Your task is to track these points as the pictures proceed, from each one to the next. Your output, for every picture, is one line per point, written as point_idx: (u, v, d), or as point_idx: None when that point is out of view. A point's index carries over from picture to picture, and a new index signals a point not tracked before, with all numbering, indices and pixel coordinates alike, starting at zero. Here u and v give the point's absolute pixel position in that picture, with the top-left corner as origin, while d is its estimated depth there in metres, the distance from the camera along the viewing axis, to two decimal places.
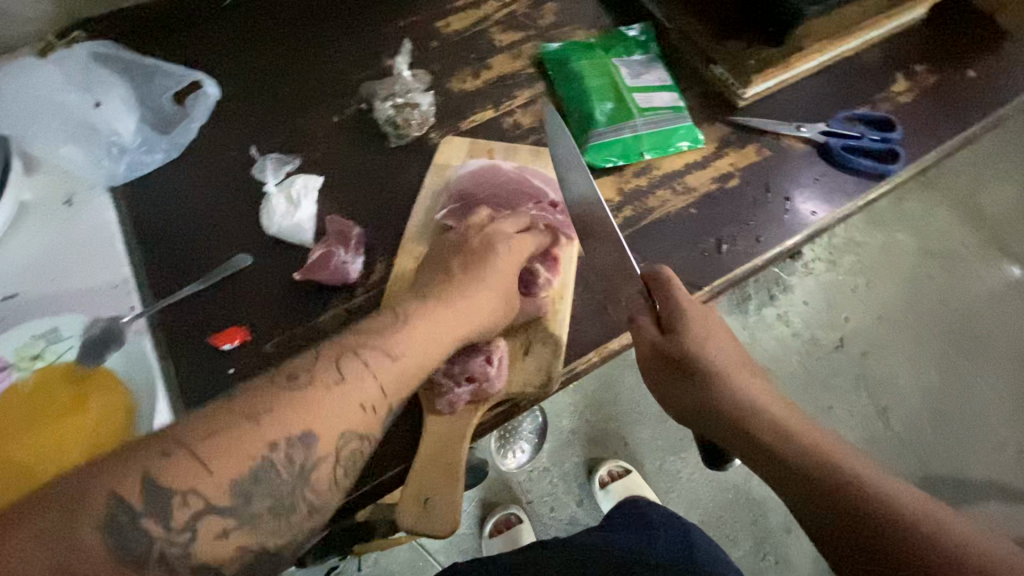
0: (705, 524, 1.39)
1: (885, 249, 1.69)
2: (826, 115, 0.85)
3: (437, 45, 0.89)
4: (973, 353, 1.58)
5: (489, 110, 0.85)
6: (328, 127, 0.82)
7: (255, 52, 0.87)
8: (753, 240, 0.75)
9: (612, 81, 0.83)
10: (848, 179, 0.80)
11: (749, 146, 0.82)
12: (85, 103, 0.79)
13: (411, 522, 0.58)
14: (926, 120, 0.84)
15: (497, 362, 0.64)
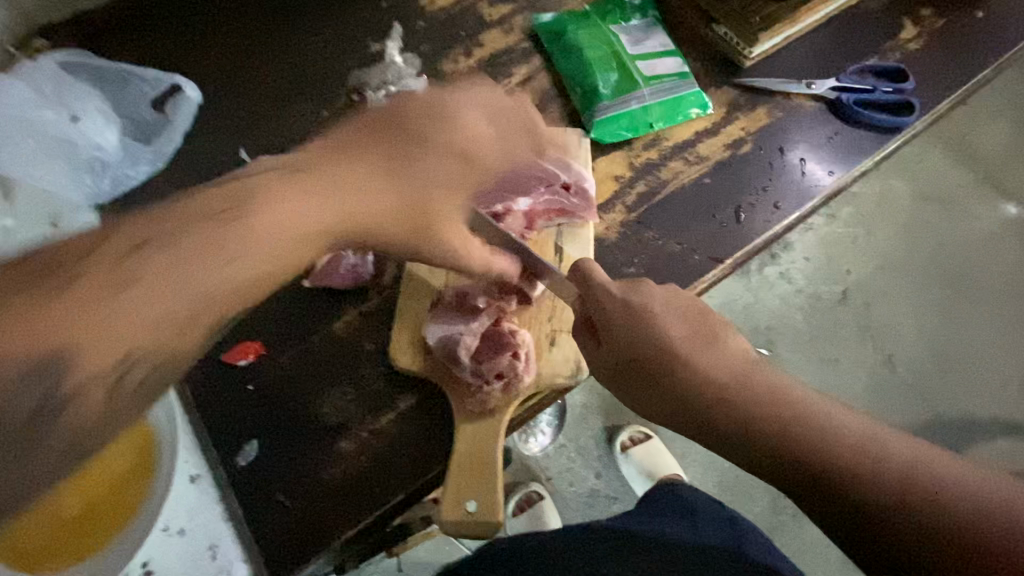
0: (723, 485, 1.41)
1: (884, 198, 1.68)
2: (835, 69, 0.82)
3: (424, 25, 0.84)
4: (974, 294, 1.59)
5: (486, 91, 0.81)
6: (319, 122, 0.78)
7: (233, 47, 0.82)
8: (772, 207, 0.73)
9: (612, 50, 0.79)
10: (862, 135, 0.78)
11: (758, 107, 0.79)
12: (59, 118, 0.73)
13: (453, 524, 0.57)
14: (936, 66, 0.81)
15: (524, 357, 0.63)
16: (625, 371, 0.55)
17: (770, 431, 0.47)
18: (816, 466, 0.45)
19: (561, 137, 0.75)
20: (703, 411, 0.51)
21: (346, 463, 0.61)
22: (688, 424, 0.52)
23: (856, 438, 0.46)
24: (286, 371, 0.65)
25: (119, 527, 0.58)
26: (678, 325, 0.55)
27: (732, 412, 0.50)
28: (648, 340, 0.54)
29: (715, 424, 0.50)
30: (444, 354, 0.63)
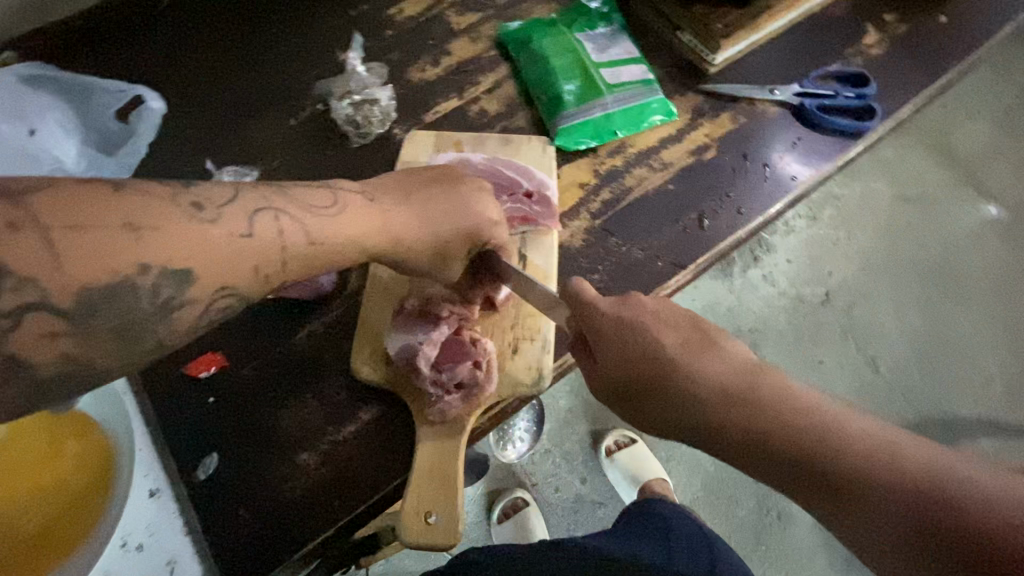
0: (707, 488, 1.41)
1: (863, 200, 1.69)
2: (800, 75, 0.82)
3: (391, 34, 0.84)
4: (953, 295, 1.60)
5: (453, 99, 0.81)
6: (285, 132, 0.78)
7: (199, 57, 0.82)
8: (736, 212, 0.74)
9: (576, 58, 0.79)
10: (826, 140, 0.78)
11: (723, 113, 0.80)
12: (17, 131, 0.72)
13: (413, 536, 0.57)
14: (898, 71, 0.82)
15: (485, 366, 0.62)
16: (622, 384, 0.52)
17: (794, 440, 0.41)
18: (763, 433, 0.42)
19: (525, 146, 0.76)
20: (718, 415, 0.45)
21: (306, 476, 0.61)
22: (660, 410, 0.50)
23: (903, 444, 0.38)
24: (247, 383, 0.65)
25: (73, 546, 0.55)
26: (682, 333, 0.51)
27: (755, 419, 0.43)
28: (638, 346, 0.51)
29: (737, 433, 0.44)
30: (405, 364, 0.63)
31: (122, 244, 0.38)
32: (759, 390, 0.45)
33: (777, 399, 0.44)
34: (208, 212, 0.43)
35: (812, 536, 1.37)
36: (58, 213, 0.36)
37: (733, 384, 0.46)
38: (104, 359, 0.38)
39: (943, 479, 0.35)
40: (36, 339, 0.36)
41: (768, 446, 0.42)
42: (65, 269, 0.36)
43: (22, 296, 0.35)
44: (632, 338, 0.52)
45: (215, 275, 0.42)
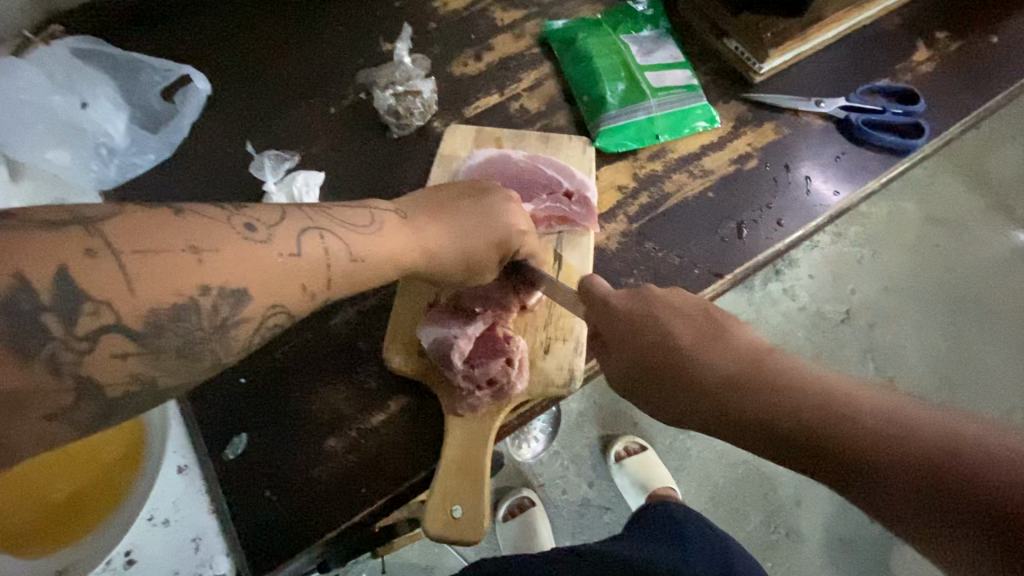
0: (717, 500, 1.39)
1: (892, 218, 1.67)
2: (846, 89, 0.81)
3: (435, 27, 0.84)
4: (978, 321, 1.57)
5: (494, 95, 0.81)
6: (325, 119, 0.78)
7: (243, 41, 0.82)
8: (775, 224, 0.73)
9: (621, 60, 0.79)
10: (870, 156, 0.77)
11: (766, 123, 0.79)
12: (70, 104, 0.73)
13: (438, 530, 0.57)
14: (948, 90, 0.81)
15: (518, 364, 0.62)
16: (632, 371, 0.51)
17: (757, 388, 0.42)
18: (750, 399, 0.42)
19: (566, 144, 0.76)
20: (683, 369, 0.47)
21: (333, 460, 0.61)
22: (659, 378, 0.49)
23: (850, 387, 0.40)
24: (280, 365, 0.65)
25: (100, 517, 0.56)
26: (694, 326, 0.49)
27: (727, 376, 0.45)
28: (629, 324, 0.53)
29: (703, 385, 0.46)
30: (438, 358, 0.63)
31: (187, 267, 0.38)
32: (729, 350, 0.46)
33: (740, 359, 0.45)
34: (259, 232, 0.43)
35: (821, 555, 1.35)
36: (130, 239, 0.37)
37: (685, 339, 0.49)
38: (167, 379, 0.38)
39: (881, 414, 0.37)
40: (108, 360, 0.36)
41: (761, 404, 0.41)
42: (136, 294, 0.36)
43: (101, 319, 0.35)
44: (642, 331, 0.51)
45: (271, 292, 0.42)
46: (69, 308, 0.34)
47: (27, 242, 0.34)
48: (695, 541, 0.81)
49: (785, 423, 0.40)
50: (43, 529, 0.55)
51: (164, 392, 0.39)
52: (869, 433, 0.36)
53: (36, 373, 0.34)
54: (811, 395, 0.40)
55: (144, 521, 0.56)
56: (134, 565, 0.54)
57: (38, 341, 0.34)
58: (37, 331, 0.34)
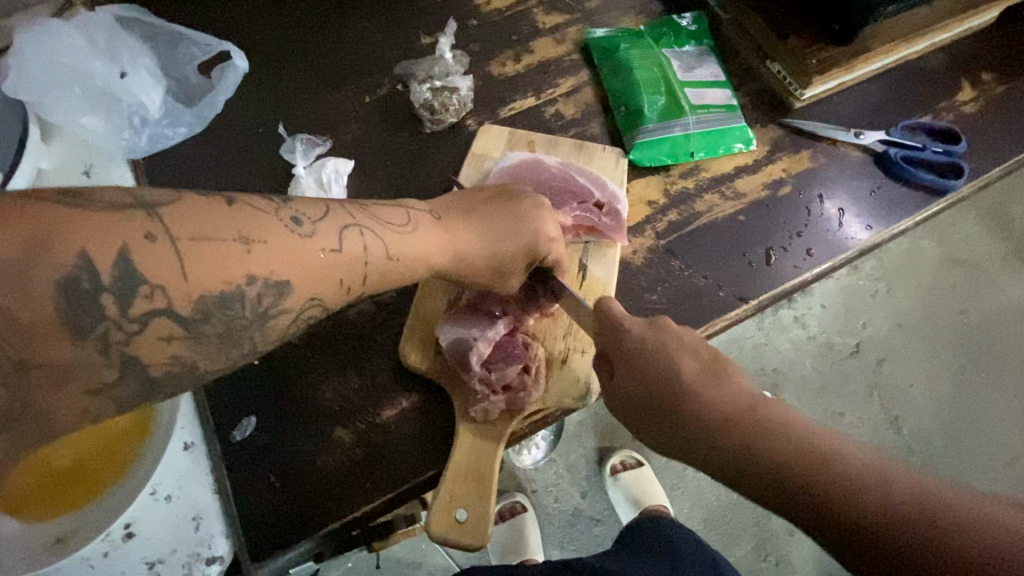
0: (709, 523, 1.38)
1: (911, 256, 1.65)
2: (886, 123, 0.80)
3: (476, 24, 0.84)
4: (990, 367, 1.55)
5: (530, 98, 0.80)
6: (359, 107, 0.78)
7: (283, 22, 0.82)
8: (804, 253, 0.72)
9: (662, 74, 0.78)
10: (905, 192, 0.76)
11: (803, 150, 0.78)
12: (111, 72, 0.72)
13: (440, 532, 0.56)
14: (989, 133, 0.80)
15: (535, 371, 0.61)
16: (600, 363, 0.57)
17: (723, 418, 0.46)
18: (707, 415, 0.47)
19: (599, 154, 0.75)
20: (705, 417, 0.47)
21: (340, 452, 0.60)
22: (631, 389, 0.53)
23: (808, 428, 0.44)
24: (295, 351, 0.64)
25: (102, 486, 0.56)
26: (650, 326, 0.55)
27: (696, 403, 0.48)
28: (616, 334, 0.56)
29: (687, 411, 0.48)
30: (455, 358, 0.62)
31: (234, 257, 0.38)
32: (699, 379, 0.50)
33: (760, 416, 0.46)
34: (305, 225, 0.43)
35: None
36: (187, 219, 0.38)
37: (680, 370, 0.51)
38: (206, 364, 0.39)
39: (824, 449, 0.42)
40: (153, 341, 0.37)
41: (723, 428, 0.46)
42: (186, 280, 0.37)
43: (153, 302, 0.36)
44: (610, 332, 0.57)
45: (310, 282, 0.43)
46: (126, 289, 0.35)
47: (87, 214, 0.35)
48: (691, 563, 0.80)
49: (732, 443, 0.45)
50: (44, 491, 0.55)
51: (204, 372, 0.40)
52: (805, 461, 0.42)
53: (84, 340, 0.35)
54: (772, 430, 0.44)
55: (147, 494, 0.57)
56: (133, 539, 0.56)
57: (93, 319, 0.35)
58: (91, 307, 0.35)
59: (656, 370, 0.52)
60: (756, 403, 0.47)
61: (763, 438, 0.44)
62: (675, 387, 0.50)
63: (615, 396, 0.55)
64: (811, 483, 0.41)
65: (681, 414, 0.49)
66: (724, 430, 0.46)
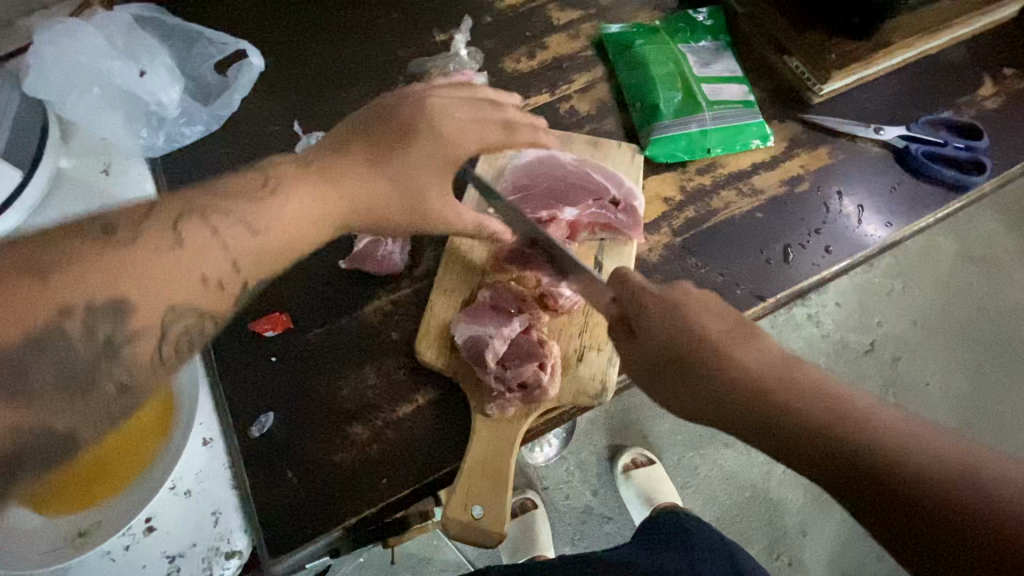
0: (721, 522, 1.38)
1: (928, 253, 1.63)
2: (906, 118, 0.79)
3: (491, 21, 0.83)
4: (1009, 366, 1.53)
5: (544, 94, 0.80)
6: (374, 105, 0.78)
7: (298, 20, 0.82)
8: (822, 250, 0.71)
9: (679, 69, 0.77)
10: (926, 188, 0.75)
11: (821, 146, 0.77)
12: (129, 70, 0.72)
13: (456, 528, 0.57)
14: (1013, 128, 0.78)
15: (550, 369, 0.61)
16: (663, 361, 0.51)
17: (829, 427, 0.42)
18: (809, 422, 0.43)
19: (614, 150, 0.74)
20: (808, 424, 0.43)
21: (356, 448, 0.61)
22: (709, 388, 0.48)
23: (930, 436, 0.40)
24: (312, 348, 0.65)
25: (123, 481, 0.56)
26: (723, 320, 0.51)
27: (795, 410, 0.44)
28: (689, 329, 0.50)
29: (785, 417, 0.44)
30: (471, 355, 0.62)
31: None
32: (792, 380, 0.46)
33: (899, 447, 0.40)
34: None
35: None
36: None
37: (768, 372, 0.47)
38: None
39: (948, 457, 0.39)
40: None
41: (828, 435, 0.42)
42: None
43: None
44: (677, 323, 0.51)
45: None
46: None
47: None
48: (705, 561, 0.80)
49: (841, 452, 0.41)
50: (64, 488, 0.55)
51: None
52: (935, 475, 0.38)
53: None
54: (886, 436, 0.40)
55: (169, 488, 0.57)
56: (155, 532, 0.56)
57: None
58: None
59: (743, 373, 0.47)
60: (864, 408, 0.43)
61: (875, 448, 0.40)
62: (766, 391, 0.46)
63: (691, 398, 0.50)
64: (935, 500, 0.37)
65: (773, 416, 0.45)
66: (832, 440, 0.42)
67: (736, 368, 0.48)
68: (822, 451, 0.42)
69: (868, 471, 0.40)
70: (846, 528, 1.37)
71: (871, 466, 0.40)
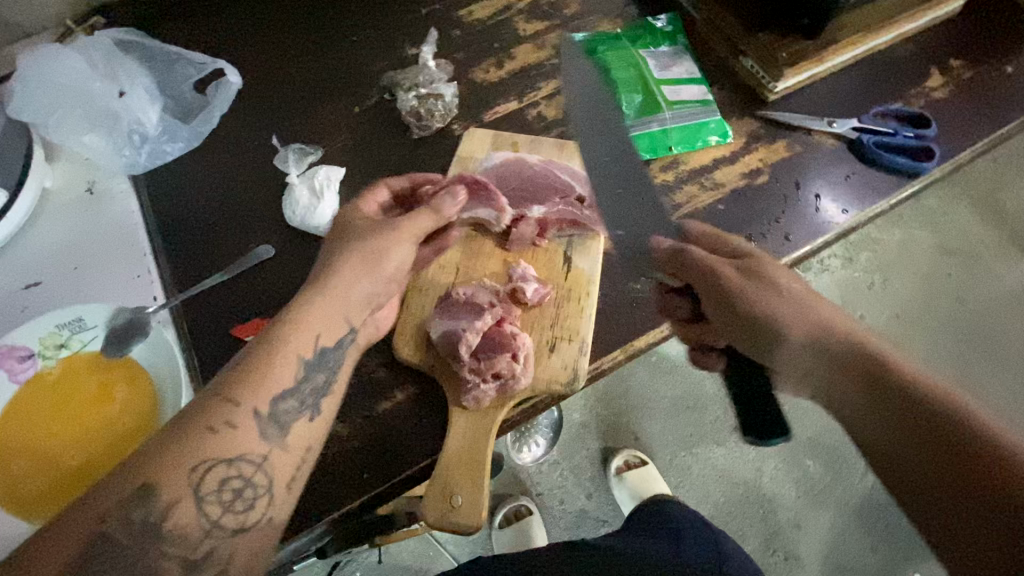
0: (716, 519, 1.39)
1: (904, 246, 1.67)
2: (858, 111, 0.83)
3: (460, 34, 0.87)
4: (989, 353, 1.56)
5: (512, 101, 0.83)
6: (349, 117, 0.81)
7: (274, 40, 0.86)
8: (782, 238, 0.74)
9: (639, 73, 0.82)
10: (880, 177, 0.78)
11: (779, 141, 0.80)
12: (110, 91, 0.76)
13: (435, 518, 0.58)
14: (960, 117, 0.82)
15: (523, 359, 0.64)
16: (722, 311, 0.61)
17: (874, 383, 0.51)
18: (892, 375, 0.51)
19: (580, 152, 0.78)
20: (866, 374, 0.52)
21: (337, 446, 0.62)
22: (761, 337, 0.59)
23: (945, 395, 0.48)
24: None
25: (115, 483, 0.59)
26: (772, 287, 0.60)
27: (867, 367, 0.53)
28: (745, 297, 0.60)
29: (849, 368, 0.54)
30: (446, 350, 0.64)
31: None
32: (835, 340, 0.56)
33: (961, 411, 0.47)
34: None
35: None
36: None
37: (810, 332, 0.57)
38: None
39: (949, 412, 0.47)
40: None
41: (878, 386, 0.51)
42: None
43: None
44: (732, 292, 0.60)
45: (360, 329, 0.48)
46: None
47: None
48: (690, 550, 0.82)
49: (883, 396, 0.50)
50: (60, 491, 0.59)
51: None
52: (937, 419, 0.47)
53: None
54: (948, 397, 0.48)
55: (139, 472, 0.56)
56: None
57: None
58: None
59: (790, 331, 0.57)
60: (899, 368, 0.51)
61: (926, 399, 0.49)
62: (800, 337, 0.57)
63: (742, 339, 0.61)
64: (946, 435, 0.46)
65: (842, 365, 0.54)
66: (879, 386, 0.51)
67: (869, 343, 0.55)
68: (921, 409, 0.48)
69: (944, 432, 0.46)
70: (839, 520, 1.38)
71: (944, 432, 0.46)
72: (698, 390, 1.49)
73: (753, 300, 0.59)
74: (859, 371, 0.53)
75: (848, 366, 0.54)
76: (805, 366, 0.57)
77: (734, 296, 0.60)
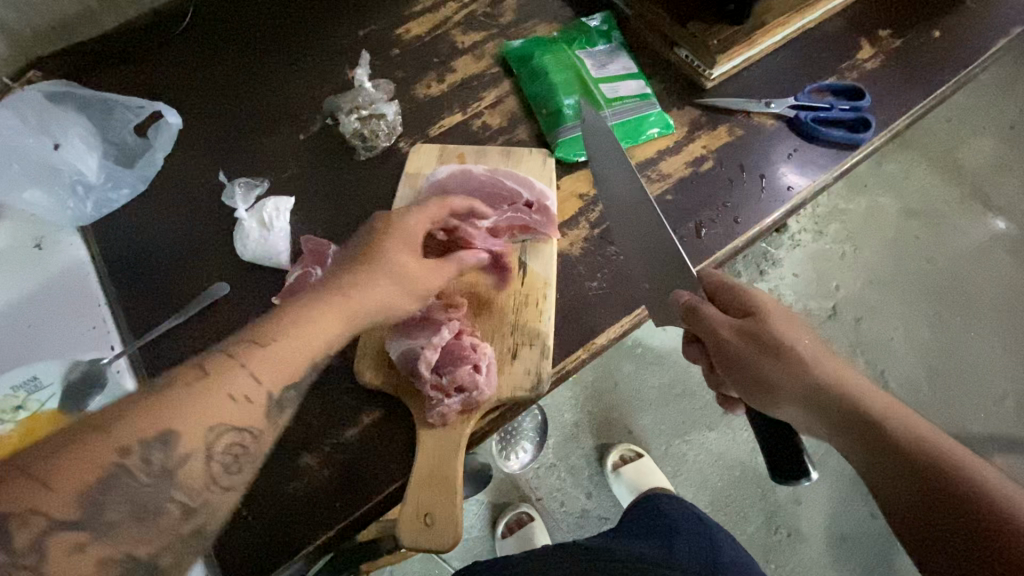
0: (716, 504, 1.39)
1: (870, 214, 1.69)
2: (794, 89, 0.84)
3: (398, 53, 0.88)
4: (963, 309, 1.58)
5: (457, 114, 0.84)
6: (295, 145, 0.81)
7: (213, 77, 0.85)
8: (732, 221, 0.75)
9: (576, 74, 0.82)
10: (822, 151, 0.80)
11: (720, 126, 0.81)
12: (43, 145, 0.75)
13: (411, 539, 0.58)
14: (894, 85, 0.84)
15: (485, 370, 0.64)
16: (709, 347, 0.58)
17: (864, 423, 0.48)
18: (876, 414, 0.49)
19: (526, 157, 0.79)
20: (855, 411, 0.49)
21: (309, 477, 0.62)
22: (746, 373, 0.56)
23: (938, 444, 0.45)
24: None
25: None
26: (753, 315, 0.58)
27: (850, 402, 0.50)
28: (730, 329, 0.57)
29: (834, 406, 0.50)
30: (408, 369, 0.64)
31: None
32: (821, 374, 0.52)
33: (957, 462, 0.44)
34: None
35: (826, 554, 1.34)
36: None
37: (791, 358, 0.53)
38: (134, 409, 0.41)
39: (944, 460, 0.44)
40: None
41: (864, 424, 0.48)
42: None
43: None
44: (709, 324, 0.59)
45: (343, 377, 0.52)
46: None
47: None
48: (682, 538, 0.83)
49: (873, 438, 0.47)
50: None
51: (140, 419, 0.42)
52: (928, 466, 0.44)
53: None
54: (933, 442, 0.45)
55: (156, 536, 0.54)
56: None
57: None
58: None
59: (781, 357, 0.54)
60: (888, 411, 0.48)
61: (913, 443, 0.46)
62: (781, 366, 0.53)
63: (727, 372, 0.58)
64: (940, 484, 0.43)
65: (825, 399, 0.51)
66: (868, 426, 0.48)
67: (844, 380, 0.52)
68: (913, 466, 0.44)
69: (932, 488, 0.43)
70: (836, 490, 1.40)
71: (937, 480, 0.43)
72: (684, 377, 1.49)
73: (736, 331, 0.57)
74: (841, 423, 0.50)
75: (824, 414, 0.51)
76: (787, 395, 0.53)
77: (714, 327, 0.58)
